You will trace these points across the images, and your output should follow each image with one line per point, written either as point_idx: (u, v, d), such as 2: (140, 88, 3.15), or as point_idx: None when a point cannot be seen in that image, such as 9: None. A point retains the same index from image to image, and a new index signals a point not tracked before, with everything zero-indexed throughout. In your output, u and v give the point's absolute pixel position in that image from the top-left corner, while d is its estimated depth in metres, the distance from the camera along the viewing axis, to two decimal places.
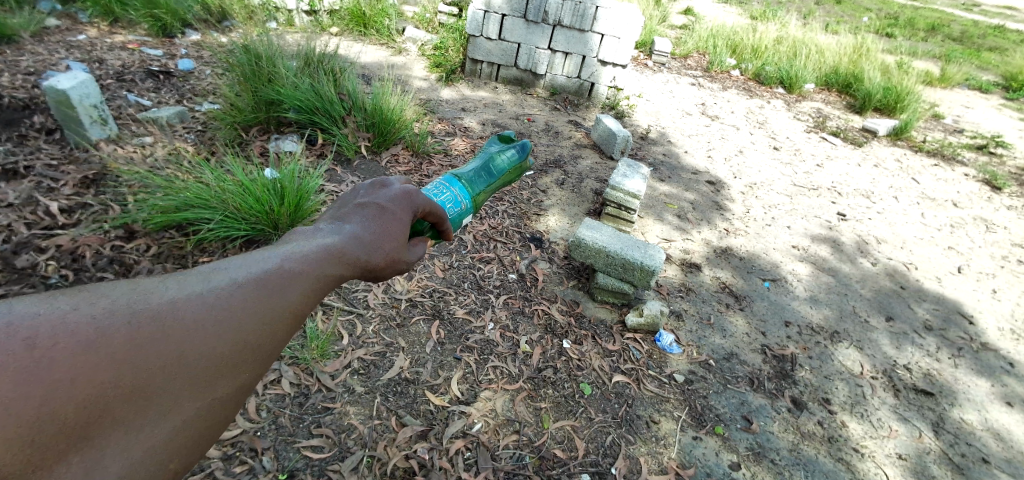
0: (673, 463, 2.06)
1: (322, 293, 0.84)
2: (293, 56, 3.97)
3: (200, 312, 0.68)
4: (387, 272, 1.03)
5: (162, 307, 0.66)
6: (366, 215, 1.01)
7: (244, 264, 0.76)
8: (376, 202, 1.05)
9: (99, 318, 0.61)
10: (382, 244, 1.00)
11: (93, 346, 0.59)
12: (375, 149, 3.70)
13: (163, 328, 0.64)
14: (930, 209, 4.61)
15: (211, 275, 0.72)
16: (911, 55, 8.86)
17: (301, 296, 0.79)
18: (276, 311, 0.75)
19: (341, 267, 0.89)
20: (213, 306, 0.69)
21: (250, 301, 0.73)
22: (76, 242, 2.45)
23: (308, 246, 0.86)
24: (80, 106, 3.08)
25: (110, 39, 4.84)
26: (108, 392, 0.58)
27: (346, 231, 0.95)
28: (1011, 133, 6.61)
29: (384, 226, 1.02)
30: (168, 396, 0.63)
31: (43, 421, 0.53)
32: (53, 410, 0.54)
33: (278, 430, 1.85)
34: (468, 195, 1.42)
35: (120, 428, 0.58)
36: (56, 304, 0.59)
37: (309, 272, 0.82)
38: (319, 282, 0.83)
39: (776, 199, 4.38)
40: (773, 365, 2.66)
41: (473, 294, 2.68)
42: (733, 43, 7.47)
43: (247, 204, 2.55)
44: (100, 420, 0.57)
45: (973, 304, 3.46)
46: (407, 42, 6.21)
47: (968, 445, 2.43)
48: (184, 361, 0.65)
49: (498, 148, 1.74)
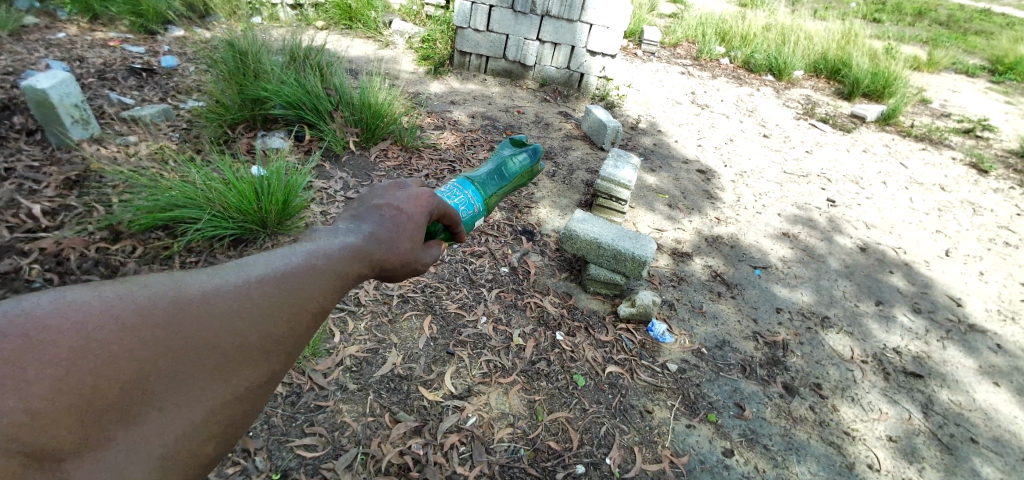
0: (666, 452, 2.07)
1: (344, 288, 0.82)
2: (278, 51, 3.91)
3: (230, 303, 0.67)
4: (402, 272, 1.00)
5: (194, 297, 0.65)
6: (385, 214, 0.99)
7: (268, 260, 0.75)
8: (396, 202, 1.03)
9: (136, 306, 0.60)
10: (401, 242, 0.98)
11: (129, 332, 0.58)
12: (363, 144, 3.67)
13: (195, 317, 0.64)
14: (918, 194, 4.64)
15: (238, 269, 0.71)
16: (898, 40, 8.89)
17: (324, 290, 0.78)
18: (297, 307, 0.73)
19: (360, 265, 0.87)
20: (242, 296, 0.68)
21: (277, 293, 0.72)
22: (60, 245, 2.40)
23: (329, 243, 0.85)
24: (60, 106, 3.02)
25: (90, 36, 4.74)
26: (143, 375, 0.57)
27: (365, 230, 0.93)
28: (997, 116, 6.66)
29: (404, 225, 1.00)
30: (190, 388, 0.61)
31: (76, 403, 0.52)
32: (88, 393, 0.53)
33: (271, 430, 1.84)
34: (481, 198, 1.41)
35: (154, 412, 0.57)
36: (97, 292, 0.59)
37: (331, 267, 0.81)
38: (339, 279, 0.81)
39: (766, 186, 4.40)
40: (765, 351, 2.68)
41: (465, 288, 2.67)
42: (722, 31, 7.45)
43: (234, 202, 2.52)
44: (135, 405, 0.56)
45: (961, 286, 3.50)
46: (394, 35, 6.14)
47: (956, 426, 2.47)
48: (216, 349, 0.64)
49: (511, 150, 1.69)
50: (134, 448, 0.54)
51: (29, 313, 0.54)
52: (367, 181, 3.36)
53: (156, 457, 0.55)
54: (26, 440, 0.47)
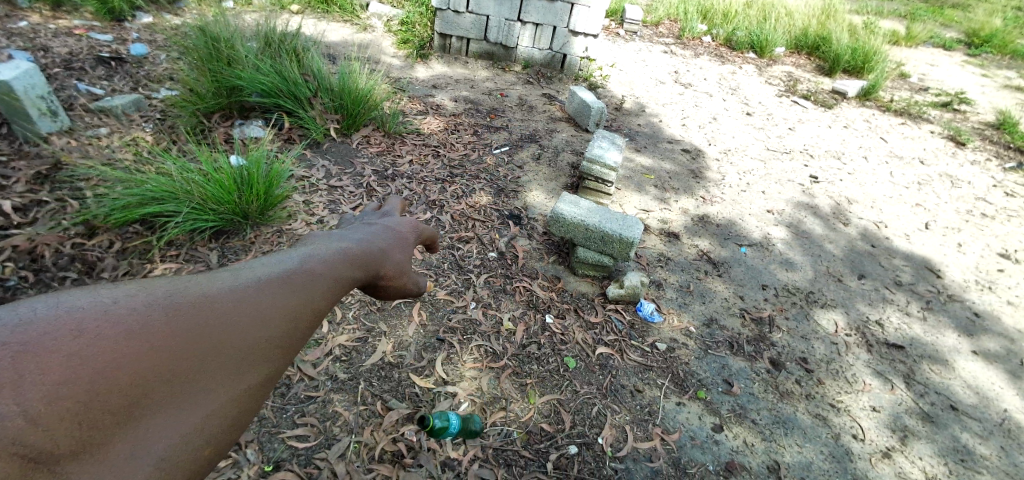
0: (657, 429, 2.10)
1: (342, 292, 0.83)
2: (253, 37, 3.79)
3: (232, 303, 0.66)
4: (391, 284, 1.02)
5: (197, 299, 0.64)
6: (371, 232, 1.03)
7: (266, 266, 0.75)
8: (381, 225, 1.09)
9: (137, 308, 0.58)
10: (388, 257, 1.01)
11: (132, 332, 0.56)
12: (344, 131, 3.60)
13: (201, 315, 0.63)
14: (898, 168, 4.71)
15: (237, 275, 0.71)
16: (877, 15, 8.93)
17: (322, 293, 0.78)
18: (298, 307, 0.73)
19: (352, 272, 0.88)
20: (244, 296, 0.68)
21: (277, 293, 0.71)
22: (34, 241, 2.31)
23: (323, 250, 0.86)
24: (26, 99, 2.89)
25: (54, 24, 4.54)
26: (147, 374, 0.55)
27: (353, 240, 0.96)
28: (974, 89, 6.75)
29: (390, 241, 1.05)
30: (195, 390, 0.59)
31: (83, 402, 0.49)
32: (94, 391, 0.50)
33: (261, 422, 1.82)
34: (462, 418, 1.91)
35: (159, 413, 0.55)
36: (97, 296, 0.57)
37: (328, 272, 0.82)
38: (335, 285, 0.82)
39: (750, 164, 4.42)
40: (752, 328, 2.72)
41: (454, 274, 2.66)
42: (704, 8, 7.41)
43: (213, 193, 2.46)
44: (140, 407, 0.54)
45: (940, 258, 3.58)
46: (372, 19, 6.01)
47: (936, 394, 2.54)
48: (221, 345, 0.63)
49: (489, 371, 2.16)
50: (144, 445, 0.52)
51: (27, 320, 0.51)
52: (351, 169, 3.31)
53: (160, 462, 0.53)
54: (33, 442, 0.45)
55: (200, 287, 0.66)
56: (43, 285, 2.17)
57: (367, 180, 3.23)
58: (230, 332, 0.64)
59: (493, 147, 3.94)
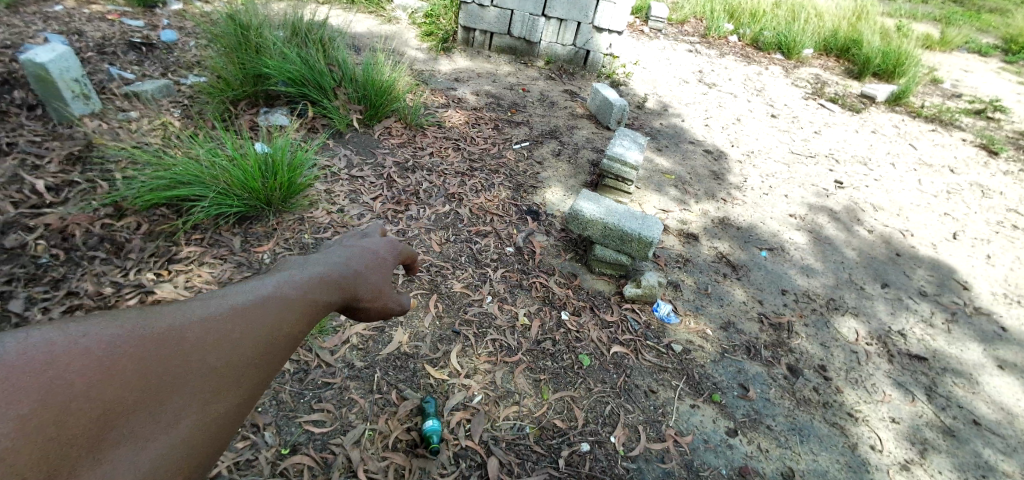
0: (671, 431, 2.09)
1: (319, 315, 0.77)
2: (280, 25, 3.82)
3: (202, 333, 0.62)
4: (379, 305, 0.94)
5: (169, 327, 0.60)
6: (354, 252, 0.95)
7: (242, 289, 0.70)
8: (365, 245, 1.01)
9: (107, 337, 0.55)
10: (374, 278, 0.93)
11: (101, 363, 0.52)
12: (366, 121, 3.62)
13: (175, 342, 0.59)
14: (927, 175, 4.59)
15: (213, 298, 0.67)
16: (910, 19, 8.70)
17: (300, 317, 0.73)
18: (276, 329, 0.68)
19: (333, 293, 0.82)
20: (213, 326, 0.63)
21: (255, 315, 0.67)
22: (65, 220, 2.35)
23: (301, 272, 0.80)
24: (61, 81, 2.97)
25: (88, 9, 4.64)
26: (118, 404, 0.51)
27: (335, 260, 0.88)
28: (1010, 97, 6.54)
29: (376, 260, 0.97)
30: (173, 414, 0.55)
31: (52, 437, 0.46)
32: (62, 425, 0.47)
33: (279, 406, 1.85)
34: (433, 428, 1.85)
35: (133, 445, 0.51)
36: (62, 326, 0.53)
37: (306, 294, 0.76)
38: (315, 306, 0.77)
39: (774, 167, 4.35)
40: (770, 333, 2.68)
41: (471, 268, 2.68)
42: (731, 7, 7.28)
43: (238, 179, 2.50)
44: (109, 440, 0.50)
45: (968, 270, 3.48)
46: (396, 11, 6.03)
47: (959, 408, 2.48)
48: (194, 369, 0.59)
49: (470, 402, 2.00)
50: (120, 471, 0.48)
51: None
52: (371, 159, 3.33)
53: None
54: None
55: (170, 315, 0.62)
56: (73, 263, 2.20)
57: (388, 171, 3.26)
58: (200, 360, 0.60)
59: (513, 142, 3.94)
